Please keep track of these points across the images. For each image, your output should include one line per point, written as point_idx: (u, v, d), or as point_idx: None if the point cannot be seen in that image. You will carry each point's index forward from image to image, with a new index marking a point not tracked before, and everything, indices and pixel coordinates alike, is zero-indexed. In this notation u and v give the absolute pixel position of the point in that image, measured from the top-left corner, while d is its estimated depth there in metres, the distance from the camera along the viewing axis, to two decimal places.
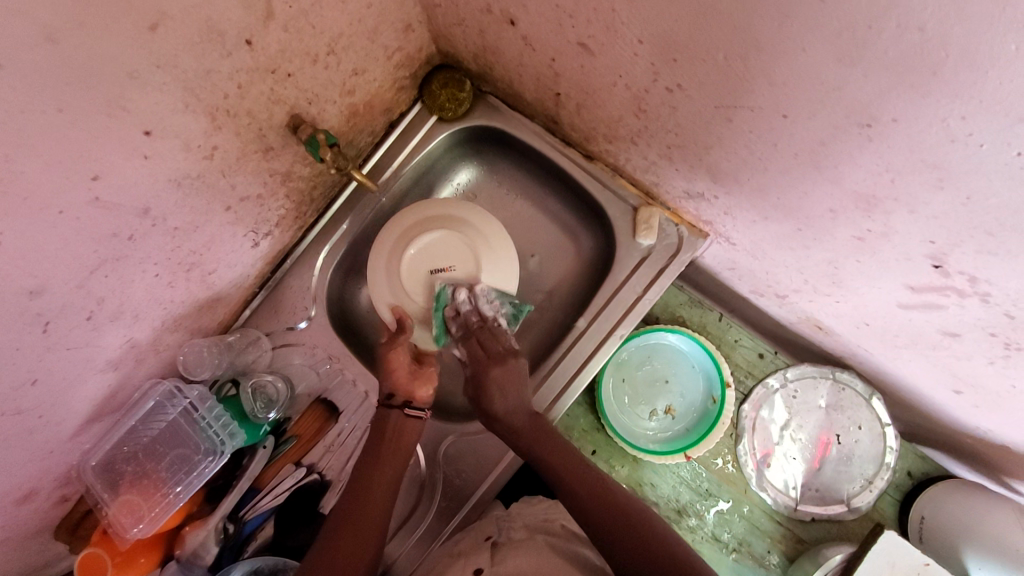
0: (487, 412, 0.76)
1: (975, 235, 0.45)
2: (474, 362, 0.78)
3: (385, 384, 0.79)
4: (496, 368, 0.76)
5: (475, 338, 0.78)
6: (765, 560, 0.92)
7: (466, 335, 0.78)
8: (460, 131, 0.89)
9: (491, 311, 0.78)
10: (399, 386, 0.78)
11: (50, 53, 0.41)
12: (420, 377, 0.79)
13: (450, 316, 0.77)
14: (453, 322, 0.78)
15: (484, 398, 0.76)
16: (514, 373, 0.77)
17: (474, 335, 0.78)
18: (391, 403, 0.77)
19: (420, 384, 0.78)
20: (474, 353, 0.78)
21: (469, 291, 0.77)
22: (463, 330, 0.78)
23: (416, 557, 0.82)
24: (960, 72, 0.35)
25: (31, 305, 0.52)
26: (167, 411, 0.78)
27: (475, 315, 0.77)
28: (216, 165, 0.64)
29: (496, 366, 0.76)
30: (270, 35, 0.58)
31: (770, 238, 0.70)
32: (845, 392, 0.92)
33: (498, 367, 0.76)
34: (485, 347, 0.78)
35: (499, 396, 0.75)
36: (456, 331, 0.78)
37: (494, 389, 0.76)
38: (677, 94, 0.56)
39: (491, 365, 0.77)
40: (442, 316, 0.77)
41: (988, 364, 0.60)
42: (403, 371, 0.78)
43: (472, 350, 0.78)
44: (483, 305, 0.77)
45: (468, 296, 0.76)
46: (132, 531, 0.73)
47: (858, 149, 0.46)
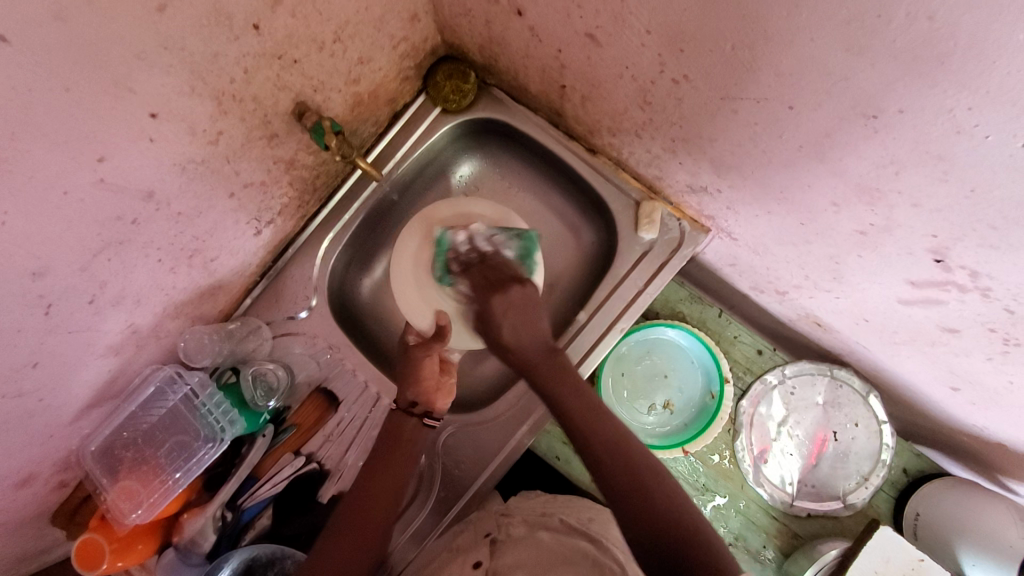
0: (498, 341, 0.74)
1: (977, 229, 0.46)
2: (478, 295, 0.76)
3: (411, 392, 0.78)
4: (495, 297, 0.75)
5: (476, 270, 0.77)
6: (761, 555, 0.93)
7: (465, 270, 0.78)
8: (463, 123, 0.89)
9: (490, 245, 0.79)
10: (423, 395, 0.78)
11: (59, 30, 0.41)
12: (444, 389, 0.80)
13: (450, 258, 0.79)
14: (455, 261, 0.79)
15: (492, 328, 0.75)
16: (519, 301, 0.75)
17: (477, 267, 0.78)
18: (411, 410, 0.77)
19: (442, 396, 0.79)
20: (477, 284, 0.77)
21: (465, 230, 0.80)
22: (464, 262, 0.79)
23: (412, 548, 0.82)
24: (968, 63, 0.35)
25: (34, 286, 0.52)
26: (167, 397, 0.77)
27: (473, 254, 0.79)
28: (221, 150, 0.64)
29: (497, 295, 0.75)
30: (278, 19, 0.58)
31: (773, 233, 0.70)
32: (842, 389, 0.93)
33: (498, 295, 0.75)
34: (491, 274, 0.77)
35: (508, 328, 0.73)
36: (458, 268, 0.78)
37: (501, 317, 0.74)
38: (684, 85, 0.57)
39: (492, 293, 0.75)
40: (442, 260, 0.79)
41: (986, 359, 0.61)
42: (432, 383, 0.79)
43: (473, 277, 0.77)
44: (479, 241, 0.79)
45: (464, 236, 0.79)
46: (130, 516, 0.73)
47: (863, 142, 0.46)
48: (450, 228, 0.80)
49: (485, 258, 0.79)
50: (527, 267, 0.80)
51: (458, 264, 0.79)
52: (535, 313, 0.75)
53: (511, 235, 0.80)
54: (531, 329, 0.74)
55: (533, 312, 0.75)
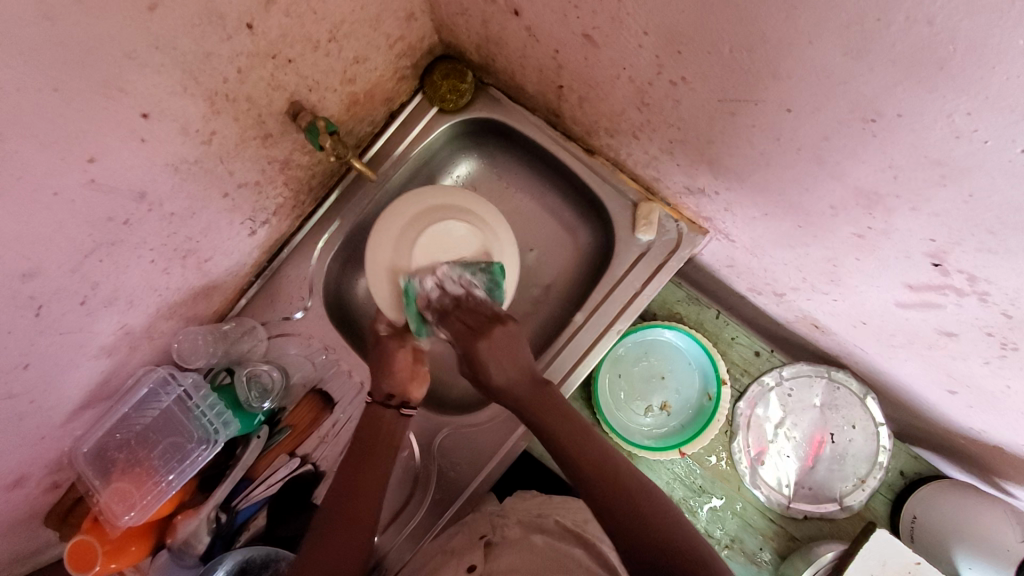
0: (487, 383, 0.73)
1: (976, 234, 0.45)
2: (460, 343, 0.73)
3: (386, 385, 0.77)
4: (481, 342, 0.72)
5: (454, 317, 0.73)
6: (757, 557, 0.93)
7: (443, 320, 0.73)
8: (460, 123, 0.89)
9: (460, 287, 0.73)
10: (398, 386, 0.77)
11: (48, 30, 0.40)
12: (418, 377, 0.79)
13: (423, 306, 0.73)
14: (427, 311, 0.73)
15: (480, 372, 0.72)
16: (504, 340, 0.73)
17: (452, 313, 0.73)
18: (388, 403, 0.77)
19: (415, 385, 0.79)
20: (458, 330, 0.73)
21: (433, 274, 0.72)
22: (440, 312, 0.73)
23: (407, 550, 0.82)
24: (968, 67, 0.35)
25: (23, 288, 0.51)
26: (161, 399, 0.77)
27: (446, 299, 0.72)
28: (214, 150, 0.63)
29: (483, 339, 0.72)
30: (272, 19, 0.58)
31: (770, 235, 0.69)
32: (840, 391, 0.92)
33: (484, 340, 0.72)
34: (468, 317, 0.73)
35: (496, 367, 0.72)
36: (433, 319, 0.73)
37: (487, 362, 0.72)
38: (682, 87, 0.56)
39: (478, 339, 0.72)
40: (416, 311, 0.73)
41: (984, 364, 0.61)
42: (406, 371, 0.78)
43: (452, 327, 0.73)
44: (450, 284, 0.72)
45: (433, 281, 0.71)
46: (123, 519, 0.73)
47: (862, 145, 0.46)
48: (417, 273, 0.72)
49: (458, 301, 0.73)
50: (495, 296, 0.75)
51: (432, 313, 0.73)
52: (518, 344, 0.73)
53: (478, 271, 0.73)
54: (513, 368, 0.72)
55: (517, 344, 0.73)
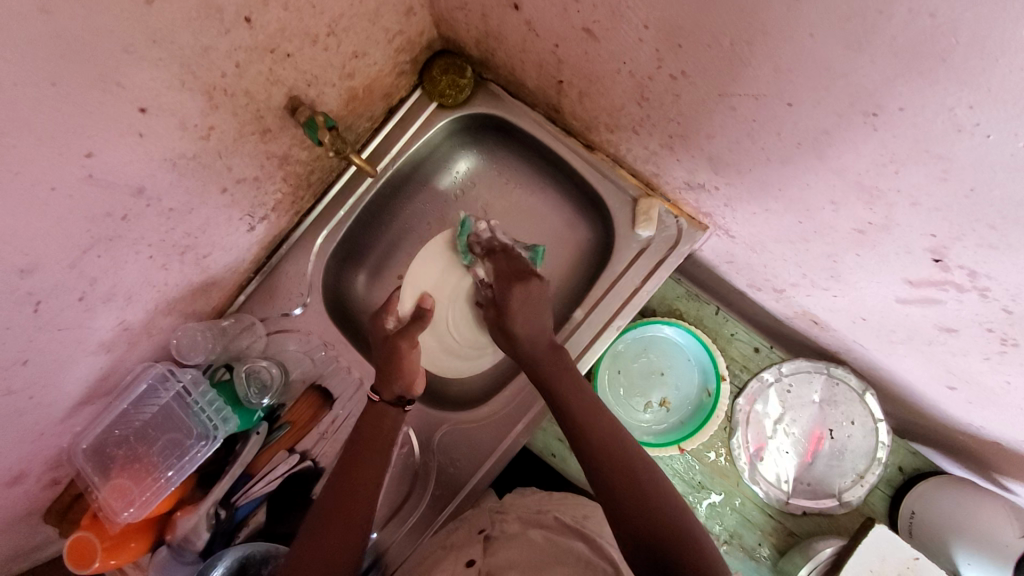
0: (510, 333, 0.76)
1: (976, 229, 0.45)
2: (501, 281, 0.81)
3: (397, 386, 0.77)
4: (517, 287, 0.78)
5: (497, 256, 0.84)
6: (756, 553, 0.93)
7: (489, 254, 0.85)
8: (460, 118, 0.88)
9: (507, 240, 0.87)
10: (406, 380, 0.77)
11: (46, 23, 0.40)
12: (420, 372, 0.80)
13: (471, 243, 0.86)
14: (476, 246, 0.86)
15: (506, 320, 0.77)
16: (535, 295, 0.77)
17: (498, 254, 0.84)
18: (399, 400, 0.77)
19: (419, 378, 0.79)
20: (498, 270, 0.83)
21: (486, 223, 0.88)
22: (485, 248, 0.86)
23: (407, 545, 0.82)
24: (970, 60, 0.35)
25: (22, 284, 0.51)
26: (160, 395, 0.77)
27: (496, 241, 0.85)
28: (213, 145, 0.63)
29: (518, 287, 0.78)
30: (270, 12, 0.57)
31: (770, 231, 0.69)
32: (839, 386, 0.93)
33: (519, 288, 0.78)
34: (510, 263, 0.83)
35: (521, 319, 0.76)
36: (481, 252, 0.85)
37: (515, 310, 0.76)
38: (682, 81, 0.56)
39: (515, 285, 0.78)
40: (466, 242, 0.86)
41: (984, 359, 0.61)
42: (414, 370, 0.78)
43: (496, 262, 0.83)
44: (501, 237, 0.87)
45: (488, 227, 0.87)
46: (122, 514, 0.72)
47: (863, 140, 0.46)
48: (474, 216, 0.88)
49: (500, 250, 0.85)
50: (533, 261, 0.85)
51: (480, 247, 0.86)
52: (543, 308, 0.77)
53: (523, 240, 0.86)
54: (537, 318, 0.76)
55: (543, 312, 0.77)
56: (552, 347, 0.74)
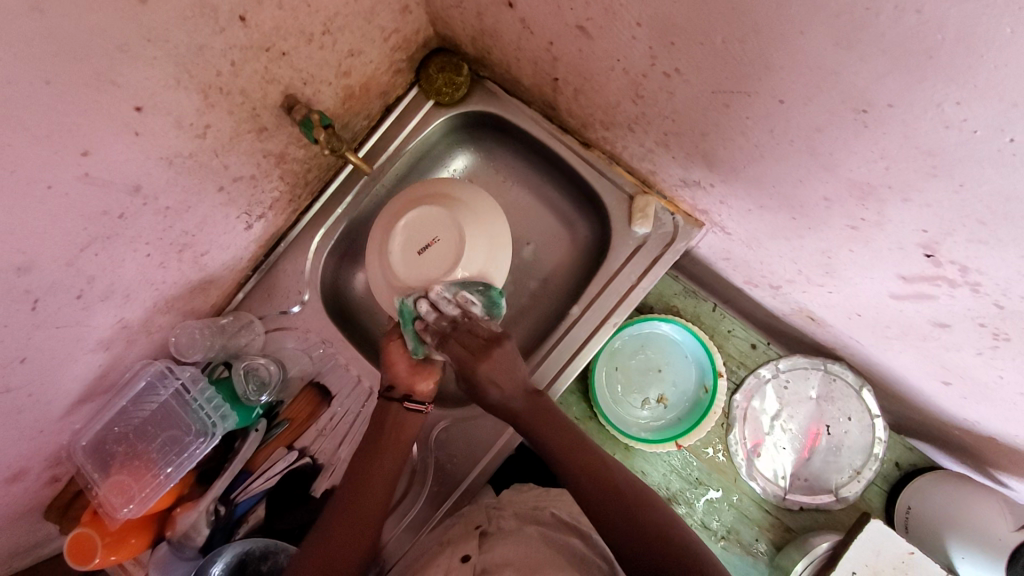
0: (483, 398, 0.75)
1: (967, 224, 0.45)
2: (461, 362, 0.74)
3: (387, 376, 0.77)
4: (483, 362, 0.73)
5: (453, 340, 0.73)
6: (752, 548, 0.93)
7: (442, 343, 0.74)
8: (456, 116, 0.89)
9: (457, 307, 0.71)
10: (400, 378, 0.76)
11: (40, 23, 0.40)
12: (424, 370, 0.78)
13: (421, 327, 0.73)
14: (425, 333, 0.74)
15: (478, 390, 0.74)
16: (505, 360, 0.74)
17: (451, 338, 0.73)
18: (391, 395, 0.77)
19: (420, 379, 0.77)
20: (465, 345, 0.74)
21: (426, 300, 0.71)
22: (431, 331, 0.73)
23: (407, 540, 0.82)
24: (956, 57, 0.35)
25: (19, 282, 0.51)
26: (158, 392, 0.77)
27: (444, 322, 0.72)
28: (209, 144, 0.63)
29: (484, 359, 0.73)
30: (264, 11, 0.57)
31: (765, 228, 0.70)
32: (836, 383, 0.93)
33: (485, 362, 0.73)
34: (468, 340, 0.73)
35: (494, 387, 0.73)
36: (432, 341, 0.74)
37: (489, 381, 0.73)
38: (675, 78, 0.56)
39: (479, 360, 0.73)
40: (412, 329, 0.73)
41: (977, 354, 0.61)
42: (409, 365, 0.77)
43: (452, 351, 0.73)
44: (443, 306, 0.71)
45: (427, 306, 0.71)
46: (122, 511, 0.73)
47: (854, 137, 0.46)
48: (414, 293, 0.72)
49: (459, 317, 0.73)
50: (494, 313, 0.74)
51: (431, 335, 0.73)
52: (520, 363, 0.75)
53: (475, 289, 0.71)
54: (518, 354, 0.75)
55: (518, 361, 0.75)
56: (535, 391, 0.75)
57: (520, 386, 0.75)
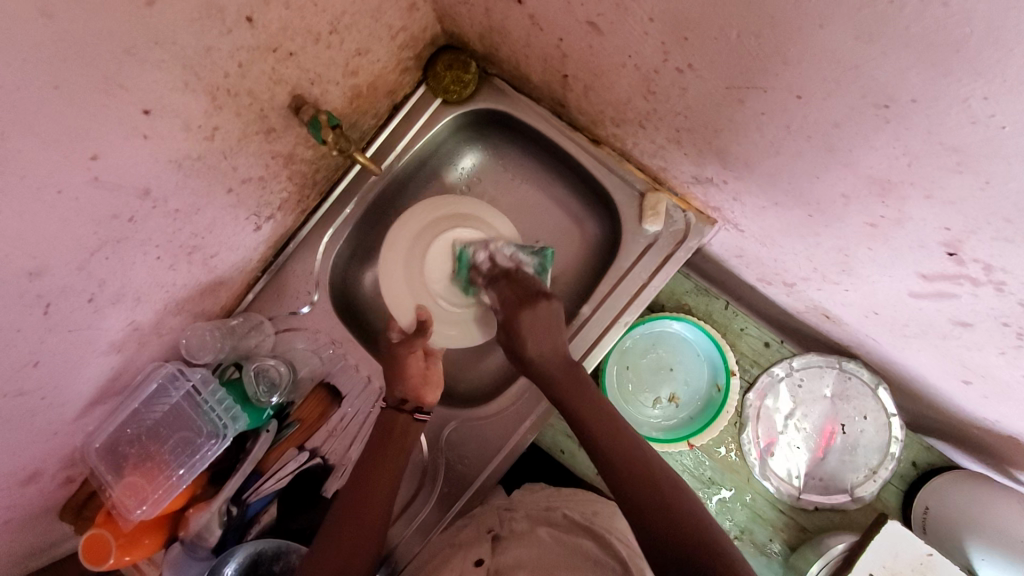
0: (522, 356, 0.76)
1: (992, 222, 0.44)
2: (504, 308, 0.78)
3: (400, 388, 0.78)
4: (525, 311, 0.77)
5: (503, 284, 0.79)
6: (766, 548, 0.93)
7: (489, 283, 0.80)
8: (464, 114, 0.88)
9: (512, 261, 0.81)
10: (411, 390, 0.77)
11: (47, 28, 0.40)
12: (432, 380, 0.79)
13: (472, 275, 0.82)
14: (477, 278, 0.82)
15: (517, 341, 0.77)
16: (546, 316, 0.77)
17: (501, 281, 0.80)
18: (401, 406, 0.76)
19: (429, 388, 0.78)
20: (504, 297, 0.79)
21: (485, 249, 0.81)
22: (490, 275, 0.81)
23: (417, 541, 0.82)
24: (985, 50, 0.33)
25: (32, 286, 0.51)
26: (170, 394, 0.77)
27: (496, 269, 0.80)
28: (217, 146, 0.63)
29: (528, 309, 0.77)
30: (272, 11, 0.57)
31: (780, 225, 0.68)
32: (851, 381, 0.91)
33: (528, 310, 0.77)
34: (515, 289, 0.79)
35: (533, 342, 0.75)
36: (483, 283, 0.81)
37: (526, 335, 0.76)
38: (688, 74, 0.55)
39: (523, 307, 0.77)
40: (466, 277, 0.81)
41: (999, 354, 0.59)
42: (420, 376, 0.79)
43: (500, 291, 0.79)
44: (500, 257, 0.81)
45: (485, 253, 0.81)
46: (135, 512, 0.73)
47: (874, 134, 0.45)
48: (473, 244, 0.82)
49: (507, 274, 0.80)
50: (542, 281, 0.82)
51: (483, 278, 0.81)
52: (557, 331, 0.77)
53: (529, 252, 0.81)
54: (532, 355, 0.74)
55: (557, 330, 0.77)
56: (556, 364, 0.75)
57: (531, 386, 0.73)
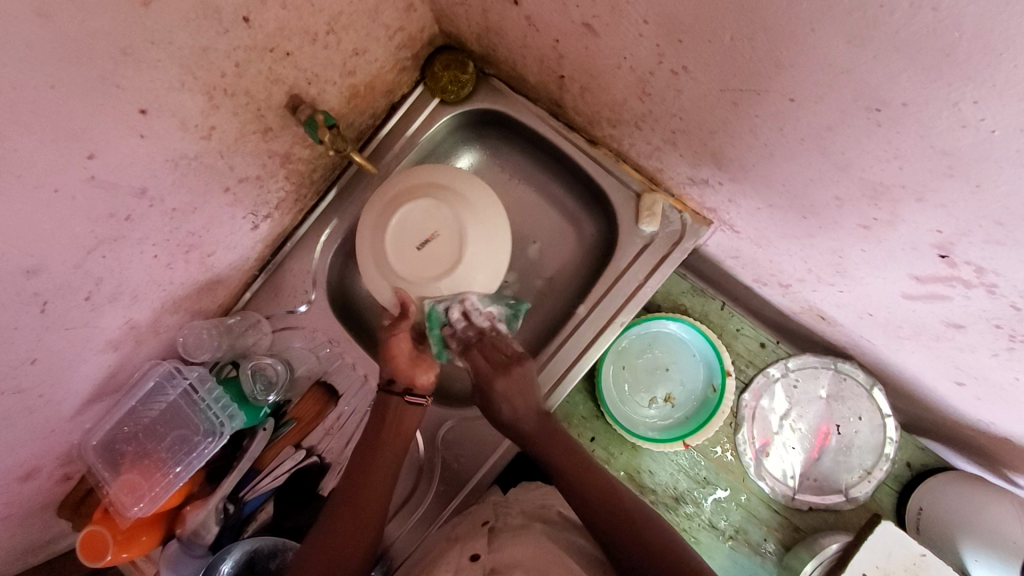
0: (499, 418, 0.75)
1: (983, 225, 0.44)
2: (484, 370, 0.76)
3: (386, 369, 0.77)
4: (500, 378, 0.75)
5: (476, 350, 0.77)
6: (761, 548, 0.93)
7: (465, 350, 0.77)
8: (461, 114, 0.88)
9: (485, 321, 0.78)
10: (399, 372, 0.76)
11: (44, 28, 0.40)
12: (423, 362, 0.78)
13: (447, 334, 0.76)
14: (452, 339, 0.77)
15: (492, 407, 0.75)
16: (525, 378, 0.76)
17: (474, 347, 0.77)
18: (391, 388, 0.76)
19: (420, 371, 0.77)
20: (479, 367, 0.77)
21: (461, 306, 0.74)
22: (465, 345, 0.77)
23: (414, 538, 0.83)
24: (974, 55, 0.34)
25: (29, 285, 0.52)
26: (167, 392, 0.78)
27: (471, 331, 0.76)
28: (214, 145, 0.63)
29: (505, 376, 0.75)
30: (268, 11, 0.57)
31: (774, 226, 0.69)
32: (846, 382, 0.91)
33: (505, 376, 0.75)
34: (491, 357, 0.77)
35: (510, 407, 0.74)
36: (456, 347, 0.77)
37: (507, 400, 0.75)
38: (683, 76, 0.55)
39: (498, 375, 0.75)
40: (439, 335, 0.75)
41: (992, 356, 0.60)
42: (409, 359, 0.77)
43: (475, 360, 0.77)
44: (477, 317, 0.76)
45: (458, 312, 0.74)
46: (132, 509, 0.74)
47: (866, 137, 0.45)
48: (443, 299, 0.74)
49: (477, 339, 0.77)
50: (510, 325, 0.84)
51: (456, 343, 0.76)
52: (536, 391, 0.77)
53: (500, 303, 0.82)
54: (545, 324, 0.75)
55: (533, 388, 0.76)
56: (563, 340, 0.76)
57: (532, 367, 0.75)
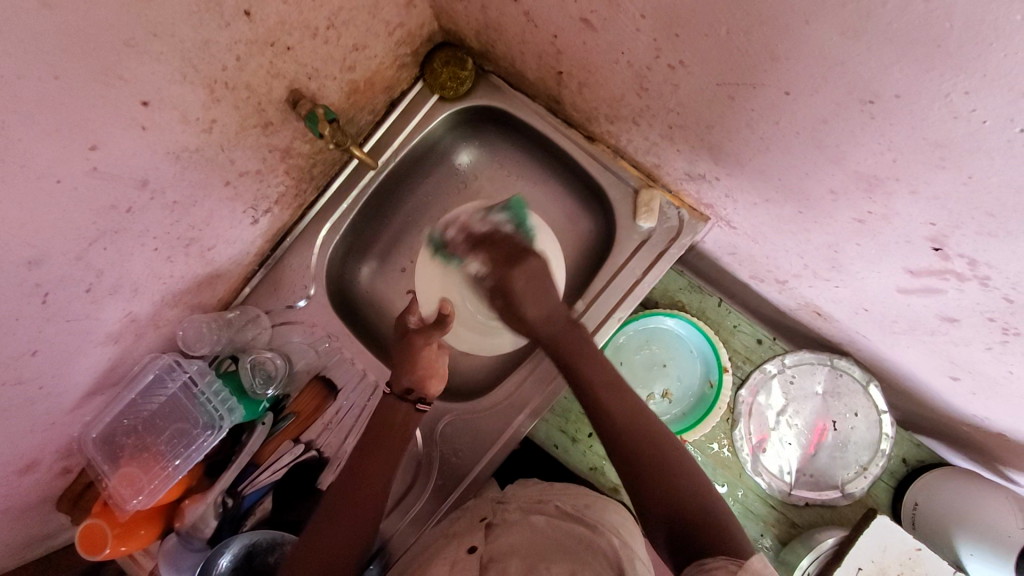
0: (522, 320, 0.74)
1: (975, 217, 0.45)
2: (495, 271, 0.75)
3: (406, 379, 0.76)
4: (517, 273, 0.73)
5: (486, 248, 0.77)
6: (757, 543, 0.93)
7: (472, 249, 0.78)
8: (460, 111, 0.89)
9: (489, 225, 0.77)
10: (417, 382, 0.76)
11: (48, 19, 0.41)
12: (439, 373, 0.78)
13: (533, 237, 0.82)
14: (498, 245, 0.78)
15: (514, 306, 0.74)
16: (537, 273, 0.74)
17: (490, 245, 0.76)
18: (405, 396, 0.77)
19: (435, 382, 0.78)
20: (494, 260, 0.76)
21: (457, 222, 0.79)
22: (470, 242, 0.78)
23: (411, 533, 0.83)
24: (964, 46, 0.34)
25: (30, 275, 0.52)
26: (166, 385, 0.78)
27: (481, 232, 0.77)
28: (215, 138, 0.64)
29: (519, 271, 0.73)
30: (269, 5, 0.58)
31: (770, 221, 0.69)
32: (842, 378, 0.92)
33: (518, 269, 0.73)
34: (501, 250, 0.76)
35: (532, 306, 0.73)
36: (462, 249, 0.78)
37: (522, 296, 0.73)
38: (680, 71, 0.56)
39: (512, 271, 0.74)
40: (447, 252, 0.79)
41: (986, 349, 0.60)
42: (429, 368, 0.77)
43: (490, 253, 0.76)
44: (477, 224, 0.78)
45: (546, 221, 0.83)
46: (131, 502, 0.74)
47: (860, 130, 0.46)
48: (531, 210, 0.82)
49: (496, 240, 0.76)
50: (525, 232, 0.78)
51: (465, 244, 0.78)
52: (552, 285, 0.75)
53: (500, 209, 0.78)
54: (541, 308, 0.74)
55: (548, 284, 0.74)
56: (565, 323, 0.75)
57: (542, 329, 0.74)
